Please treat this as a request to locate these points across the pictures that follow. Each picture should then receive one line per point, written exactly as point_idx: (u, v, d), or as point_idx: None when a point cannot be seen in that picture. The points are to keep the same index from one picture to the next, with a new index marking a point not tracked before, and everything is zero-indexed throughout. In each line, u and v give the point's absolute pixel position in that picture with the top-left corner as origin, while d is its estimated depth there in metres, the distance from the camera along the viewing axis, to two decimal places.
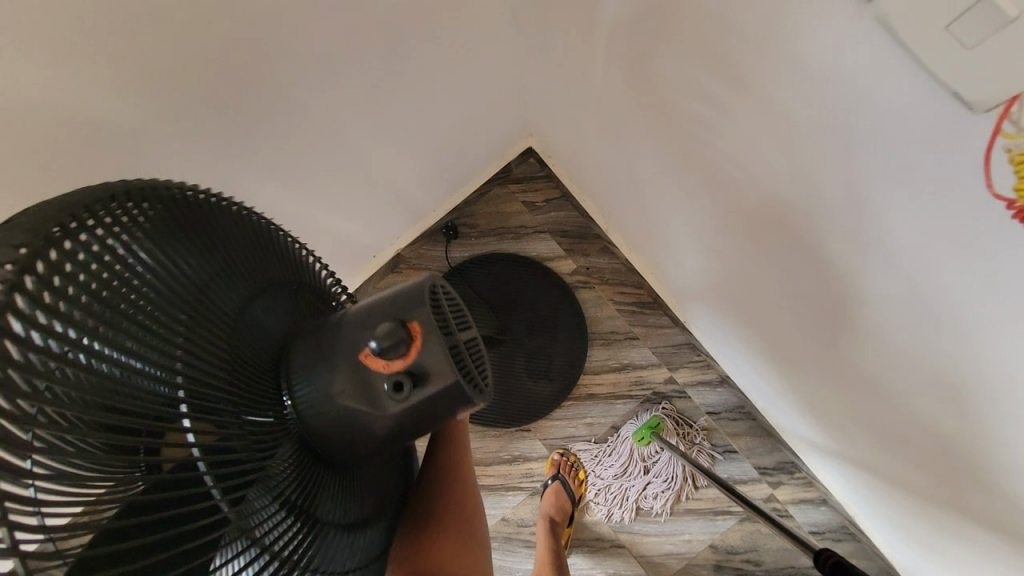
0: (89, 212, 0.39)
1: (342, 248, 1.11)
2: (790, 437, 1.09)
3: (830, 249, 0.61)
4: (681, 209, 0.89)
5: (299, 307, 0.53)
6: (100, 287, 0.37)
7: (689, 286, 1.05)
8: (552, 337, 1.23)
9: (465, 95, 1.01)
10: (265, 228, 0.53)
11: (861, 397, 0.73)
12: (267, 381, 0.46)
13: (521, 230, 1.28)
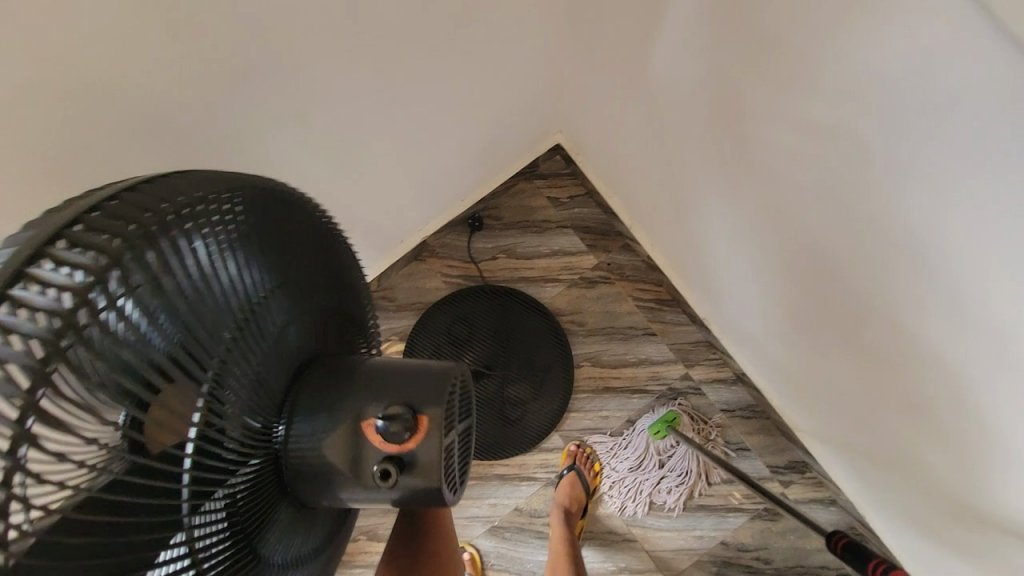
0: (184, 211, 0.42)
1: (376, 228, 1.13)
2: (805, 436, 1.10)
3: (874, 232, 0.65)
4: (716, 202, 0.93)
5: (319, 328, 0.58)
6: (174, 285, 0.41)
7: (713, 280, 1.08)
8: (535, 391, 1.23)
9: (505, 82, 1.05)
10: (320, 243, 0.57)
11: (886, 384, 0.76)
12: (270, 399, 0.51)
13: (544, 224, 1.31)
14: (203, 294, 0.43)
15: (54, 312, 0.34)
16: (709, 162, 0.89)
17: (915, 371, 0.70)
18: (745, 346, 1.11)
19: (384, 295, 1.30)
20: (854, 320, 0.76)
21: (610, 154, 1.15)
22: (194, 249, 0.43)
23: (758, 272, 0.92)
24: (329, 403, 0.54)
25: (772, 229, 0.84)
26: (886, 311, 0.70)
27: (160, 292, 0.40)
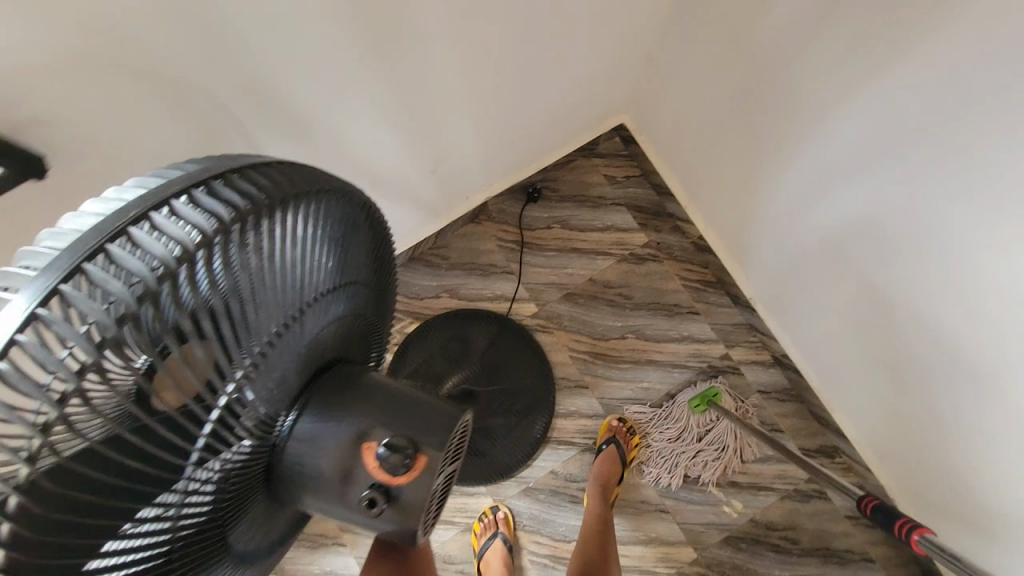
0: (282, 204, 0.42)
1: (451, 181, 1.18)
2: (841, 418, 1.15)
3: (953, 198, 0.70)
4: (782, 180, 0.98)
5: (360, 331, 0.56)
6: (250, 274, 0.39)
7: (766, 259, 1.13)
8: (512, 423, 1.20)
9: (591, 61, 1.09)
10: (377, 259, 0.56)
11: (948, 355, 0.82)
12: (297, 390, 0.48)
13: (599, 200, 1.37)
14: (281, 277, 0.42)
15: (145, 270, 0.34)
16: (781, 137, 0.94)
17: (987, 326, 0.74)
18: (791, 322, 1.16)
19: (438, 253, 1.34)
20: (919, 282, 0.81)
21: (675, 135, 1.21)
22: (288, 232, 0.43)
23: (819, 246, 0.98)
24: (346, 405, 0.50)
25: (840, 196, 0.88)
26: (959, 266, 0.74)
27: (248, 268, 0.39)
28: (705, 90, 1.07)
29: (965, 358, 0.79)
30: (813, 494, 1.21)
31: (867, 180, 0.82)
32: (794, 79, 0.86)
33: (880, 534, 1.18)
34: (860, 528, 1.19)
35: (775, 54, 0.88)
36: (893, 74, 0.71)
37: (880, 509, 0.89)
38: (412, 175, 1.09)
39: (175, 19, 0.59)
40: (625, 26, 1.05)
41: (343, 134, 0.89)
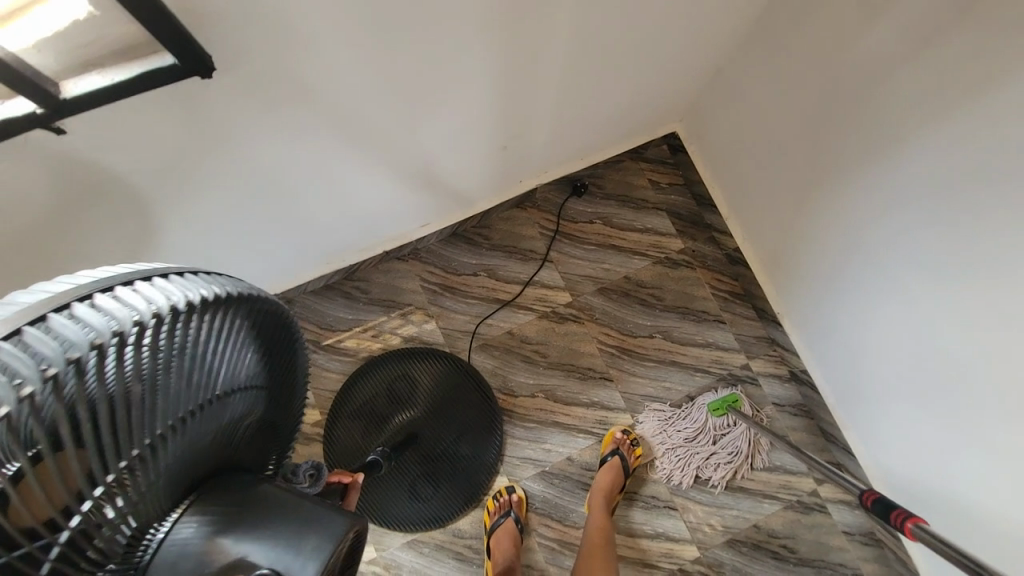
0: (215, 301, 0.40)
1: (510, 162, 1.20)
2: (849, 435, 1.20)
3: (998, 235, 0.75)
4: (826, 205, 1.04)
5: (256, 434, 0.51)
6: (153, 372, 0.36)
7: (799, 277, 1.18)
8: (455, 469, 1.20)
9: (658, 71, 1.13)
10: (291, 362, 0.53)
11: (964, 380, 0.87)
12: (175, 492, 0.41)
13: (642, 202, 1.41)
14: (187, 376, 0.39)
15: (53, 359, 0.31)
16: (837, 160, 0.98)
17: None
18: (818, 340, 1.20)
19: (480, 232, 1.37)
20: (960, 308, 0.84)
21: (730, 148, 1.26)
22: (210, 329, 0.41)
23: (859, 268, 1.01)
24: (225, 517, 0.43)
25: (882, 224, 0.93)
26: (1004, 289, 0.76)
27: (159, 363, 0.36)
28: (768, 108, 1.11)
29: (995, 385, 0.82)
30: (815, 507, 1.26)
31: (922, 205, 0.85)
32: (857, 109, 0.92)
33: (873, 553, 1.23)
34: (854, 544, 1.24)
35: (849, 81, 0.91)
36: (972, 107, 0.74)
37: (878, 500, 0.89)
38: (479, 149, 1.10)
39: None
40: (696, 44, 1.09)
41: (432, 94, 0.90)
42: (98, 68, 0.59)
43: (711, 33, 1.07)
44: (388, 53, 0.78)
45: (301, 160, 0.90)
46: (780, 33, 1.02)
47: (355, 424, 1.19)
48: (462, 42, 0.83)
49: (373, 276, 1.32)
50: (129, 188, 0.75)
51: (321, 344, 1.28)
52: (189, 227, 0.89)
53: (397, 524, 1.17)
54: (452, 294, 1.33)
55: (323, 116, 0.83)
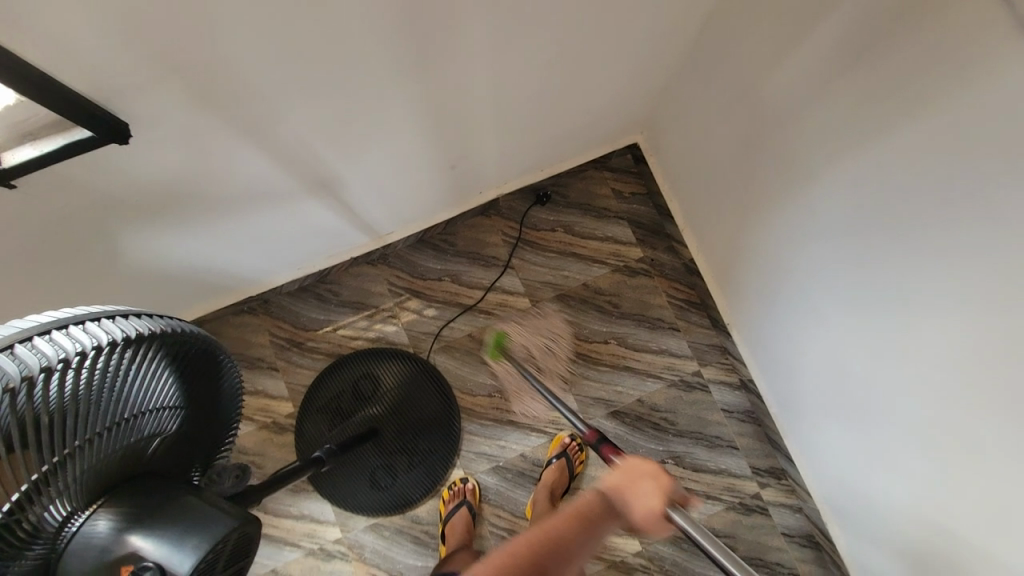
0: (152, 335, 0.51)
1: (466, 175, 1.26)
2: (790, 441, 1.25)
3: (885, 269, 0.77)
4: (754, 224, 1.06)
5: (179, 445, 0.60)
6: (87, 389, 0.46)
7: (743, 292, 1.21)
8: (412, 462, 1.30)
9: (606, 93, 1.15)
10: (217, 387, 0.63)
11: (875, 404, 0.90)
12: (92, 490, 0.50)
13: (604, 211, 1.44)
14: (110, 397, 0.49)
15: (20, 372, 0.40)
16: (759, 187, 0.98)
17: (935, 379, 0.75)
18: (763, 352, 1.23)
19: (446, 239, 1.43)
20: (873, 335, 0.84)
21: (680, 160, 1.26)
22: (137, 360, 0.51)
23: (790, 287, 1.02)
24: (135, 512, 0.52)
25: (798, 254, 0.96)
26: (906, 320, 0.77)
27: (86, 387, 0.46)
28: (705, 130, 1.11)
29: (901, 406, 0.84)
30: (757, 509, 1.31)
31: (834, 236, 0.85)
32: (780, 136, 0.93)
33: (812, 554, 1.27)
34: (792, 546, 1.29)
35: (763, 113, 0.91)
36: (871, 152, 0.72)
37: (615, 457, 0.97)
38: (429, 164, 1.15)
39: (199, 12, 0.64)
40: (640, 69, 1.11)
41: (368, 117, 0.96)
42: (32, 141, 0.70)
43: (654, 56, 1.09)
44: (308, 82, 0.83)
45: (254, 181, 0.97)
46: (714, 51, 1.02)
47: (321, 416, 1.31)
48: (383, 76, 0.88)
49: (344, 279, 1.41)
50: (97, 212, 0.85)
51: (296, 343, 1.38)
52: (160, 241, 0.99)
53: (356, 509, 1.29)
54: (420, 297, 1.41)
55: (264, 139, 0.89)
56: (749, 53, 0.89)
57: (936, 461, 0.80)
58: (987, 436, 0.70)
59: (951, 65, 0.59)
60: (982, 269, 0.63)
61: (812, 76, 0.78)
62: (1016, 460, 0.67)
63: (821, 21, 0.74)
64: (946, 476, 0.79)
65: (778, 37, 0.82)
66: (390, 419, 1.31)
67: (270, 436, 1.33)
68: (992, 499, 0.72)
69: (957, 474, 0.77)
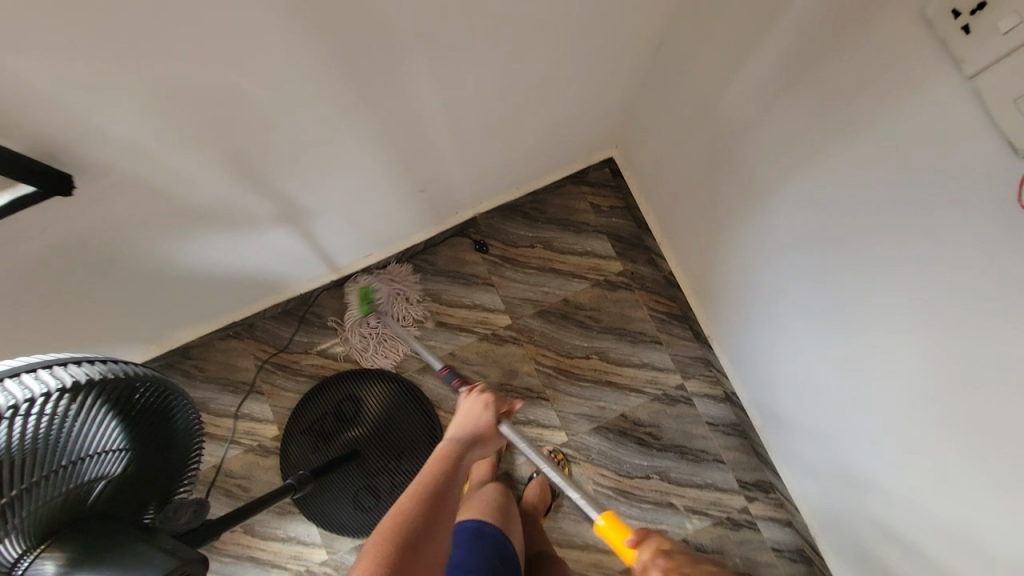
0: (104, 379, 0.52)
1: (440, 196, 1.27)
2: (775, 454, 1.25)
3: (844, 285, 0.76)
4: (723, 239, 1.05)
5: (134, 487, 0.61)
6: (35, 434, 0.47)
7: (721, 304, 1.20)
8: (394, 482, 1.30)
9: (574, 110, 1.16)
10: (174, 427, 0.65)
11: (843, 420, 0.88)
12: (41, 533, 0.51)
13: (583, 225, 1.44)
14: (62, 442, 0.50)
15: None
16: (725, 203, 0.98)
17: (895, 395, 0.74)
18: (743, 366, 1.22)
19: (425, 259, 1.44)
20: (839, 352, 0.82)
21: (654, 174, 1.26)
22: (90, 404, 0.52)
23: (760, 302, 1.01)
24: (81, 554, 0.53)
25: (764, 270, 0.94)
26: (869, 338, 0.75)
27: (35, 432, 0.46)
28: (674, 145, 1.11)
29: (868, 423, 0.82)
30: (745, 523, 1.29)
31: (795, 252, 0.84)
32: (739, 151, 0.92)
33: (804, 569, 1.24)
34: (783, 561, 1.26)
35: (722, 132, 0.91)
36: (825, 170, 0.71)
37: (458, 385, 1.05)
38: (402, 187, 1.17)
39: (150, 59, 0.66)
40: (606, 87, 1.11)
41: (334, 148, 0.98)
42: None
43: (620, 74, 1.09)
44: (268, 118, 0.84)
45: (225, 213, 1.00)
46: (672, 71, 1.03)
47: (303, 439, 1.32)
48: (343, 107, 0.89)
49: (326, 302, 1.43)
50: (70, 249, 0.88)
51: (280, 366, 1.40)
52: (135, 273, 1.02)
53: (341, 530, 1.29)
54: (398, 305, 1.38)
55: (232, 175, 0.91)
56: (706, 71, 0.90)
57: (906, 478, 0.77)
58: (960, 457, 0.67)
59: (886, 83, 0.59)
60: (934, 288, 0.62)
61: (764, 96, 0.78)
62: (992, 482, 0.63)
63: (767, 44, 0.74)
64: (919, 492, 0.76)
65: (731, 58, 0.83)
66: (372, 440, 1.32)
67: (256, 459, 1.35)
68: (960, 520, 0.70)
69: (933, 494, 0.73)
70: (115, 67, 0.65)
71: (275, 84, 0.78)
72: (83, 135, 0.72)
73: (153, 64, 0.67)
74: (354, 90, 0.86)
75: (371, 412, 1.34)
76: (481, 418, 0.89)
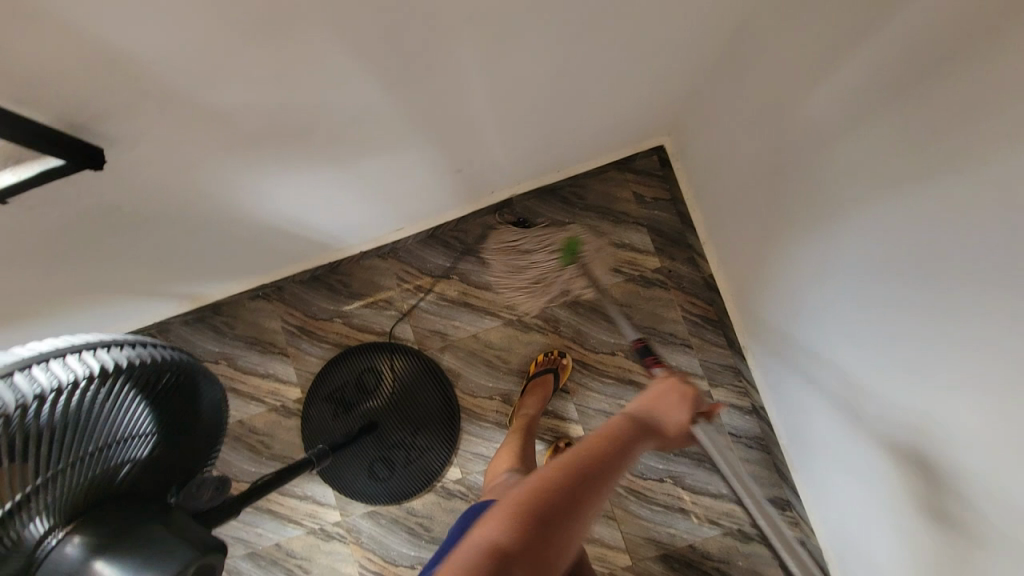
0: (147, 362, 0.55)
1: (476, 175, 1.22)
2: (800, 475, 1.19)
3: (902, 328, 0.68)
4: (776, 251, 0.97)
5: (159, 471, 0.62)
6: (81, 409, 0.49)
7: (763, 318, 1.12)
8: (409, 457, 1.32)
9: (627, 96, 1.07)
10: (203, 411, 0.67)
11: (879, 463, 0.81)
12: (72, 510, 0.52)
13: (622, 216, 1.37)
14: (100, 421, 0.52)
15: (31, 390, 0.43)
16: (784, 213, 0.90)
17: (939, 453, 0.67)
18: (778, 383, 1.15)
19: (455, 237, 1.41)
20: (879, 384, 0.75)
21: (708, 170, 1.17)
22: (121, 389, 0.53)
23: (805, 325, 0.94)
24: (106, 535, 0.53)
25: (818, 295, 0.87)
26: (914, 367, 0.68)
27: (80, 408, 0.49)
28: (735, 144, 1.02)
29: (903, 463, 0.75)
30: (756, 538, 1.26)
31: (852, 279, 0.76)
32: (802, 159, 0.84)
33: None
34: None
35: (793, 138, 0.83)
36: (907, 201, 0.62)
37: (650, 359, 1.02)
38: (437, 165, 1.12)
39: (186, 33, 0.62)
40: (666, 74, 1.02)
41: (370, 124, 0.93)
42: (9, 168, 0.70)
43: (683, 62, 0.99)
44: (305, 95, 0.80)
45: (257, 181, 0.97)
46: (742, 65, 0.93)
47: (324, 406, 1.35)
48: (383, 84, 0.84)
49: (354, 271, 1.42)
50: (103, 207, 0.88)
51: (305, 330, 1.41)
52: (166, 232, 1.02)
53: (355, 495, 1.33)
54: (600, 263, 1.23)
55: (267, 146, 0.89)
56: (787, 69, 0.80)
57: (961, 499, 0.65)
58: (1014, 464, 0.57)
59: (987, 111, 0.51)
60: (996, 309, 0.54)
61: (848, 107, 0.69)
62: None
63: (862, 51, 0.65)
64: (978, 511, 0.64)
65: (817, 58, 0.73)
66: (390, 414, 1.34)
67: (278, 419, 1.39)
68: None
69: (998, 513, 0.61)
70: (153, 41, 0.62)
71: (314, 60, 0.74)
72: (119, 106, 0.69)
73: (192, 38, 0.63)
74: (396, 68, 0.81)
75: (389, 387, 1.35)
76: (671, 415, 0.79)
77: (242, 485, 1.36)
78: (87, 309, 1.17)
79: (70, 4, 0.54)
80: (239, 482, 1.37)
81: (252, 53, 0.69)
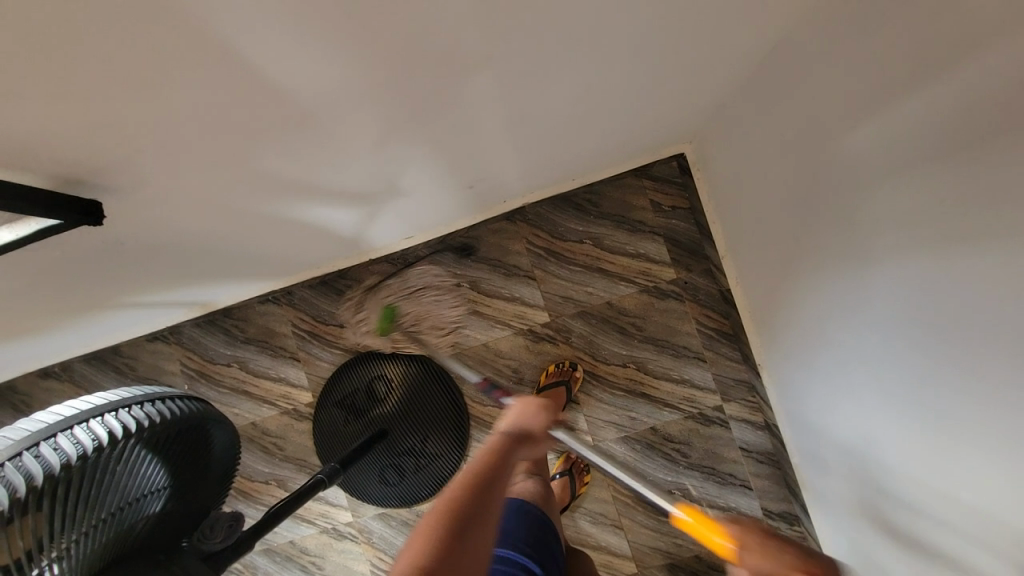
0: (162, 419, 0.55)
1: (487, 185, 1.18)
2: (807, 492, 1.17)
3: (928, 388, 0.65)
4: (799, 279, 0.93)
5: (177, 514, 0.63)
6: (100, 474, 0.50)
7: (780, 340, 1.09)
8: (418, 464, 1.34)
9: (647, 109, 1.02)
10: (216, 454, 0.67)
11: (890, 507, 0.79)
12: (96, 564, 0.54)
13: (638, 224, 1.32)
14: (120, 482, 0.53)
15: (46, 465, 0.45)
16: (810, 244, 0.86)
17: (953, 513, 0.65)
18: (791, 405, 1.12)
19: (466, 243, 1.38)
20: (900, 424, 0.72)
21: (731, 184, 1.12)
22: (138, 450, 0.53)
23: (824, 359, 0.91)
24: None
25: (840, 334, 0.83)
26: (941, 408, 0.63)
27: (99, 473, 0.50)
28: (761, 163, 0.98)
29: (922, 509, 0.71)
30: None
31: (878, 325, 0.72)
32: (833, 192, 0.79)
33: None
34: None
35: (825, 169, 0.78)
36: (948, 263, 0.58)
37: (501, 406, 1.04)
38: (447, 179, 1.09)
39: (186, 75, 0.60)
40: (689, 88, 0.97)
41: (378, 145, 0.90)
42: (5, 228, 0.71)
43: (709, 77, 0.94)
44: (310, 122, 0.77)
45: (264, 202, 0.95)
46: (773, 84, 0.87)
47: (337, 412, 1.37)
48: (391, 108, 0.80)
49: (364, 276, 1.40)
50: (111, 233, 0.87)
51: (314, 334, 1.41)
52: (176, 250, 1.01)
53: (366, 497, 1.36)
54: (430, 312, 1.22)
55: (273, 170, 0.86)
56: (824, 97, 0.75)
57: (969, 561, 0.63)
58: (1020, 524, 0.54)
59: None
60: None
61: (889, 151, 0.65)
62: None
63: (905, 95, 0.61)
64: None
65: (857, 90, 0.68)
66: (402, 423, 1.35)
67: (290, 422, 1.40)
68: None
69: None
70: (151, 83, 0.59)
71: (319, 91, 0.70)
72: (121, 144, 0.68)
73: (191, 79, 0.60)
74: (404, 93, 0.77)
75: (397, 396, 1.35)
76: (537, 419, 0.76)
77: (257, 483, 1.40)
78: (101, 317, 1.18)
79: (65, 57, 0.52)
80: (254, 481, 1.40)
81: (255, 88, 0.66)
